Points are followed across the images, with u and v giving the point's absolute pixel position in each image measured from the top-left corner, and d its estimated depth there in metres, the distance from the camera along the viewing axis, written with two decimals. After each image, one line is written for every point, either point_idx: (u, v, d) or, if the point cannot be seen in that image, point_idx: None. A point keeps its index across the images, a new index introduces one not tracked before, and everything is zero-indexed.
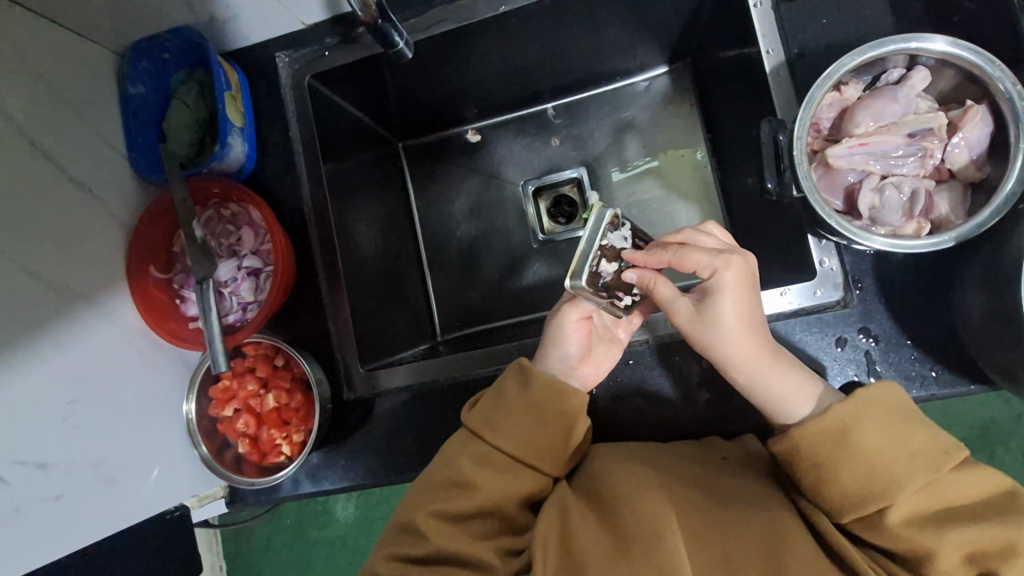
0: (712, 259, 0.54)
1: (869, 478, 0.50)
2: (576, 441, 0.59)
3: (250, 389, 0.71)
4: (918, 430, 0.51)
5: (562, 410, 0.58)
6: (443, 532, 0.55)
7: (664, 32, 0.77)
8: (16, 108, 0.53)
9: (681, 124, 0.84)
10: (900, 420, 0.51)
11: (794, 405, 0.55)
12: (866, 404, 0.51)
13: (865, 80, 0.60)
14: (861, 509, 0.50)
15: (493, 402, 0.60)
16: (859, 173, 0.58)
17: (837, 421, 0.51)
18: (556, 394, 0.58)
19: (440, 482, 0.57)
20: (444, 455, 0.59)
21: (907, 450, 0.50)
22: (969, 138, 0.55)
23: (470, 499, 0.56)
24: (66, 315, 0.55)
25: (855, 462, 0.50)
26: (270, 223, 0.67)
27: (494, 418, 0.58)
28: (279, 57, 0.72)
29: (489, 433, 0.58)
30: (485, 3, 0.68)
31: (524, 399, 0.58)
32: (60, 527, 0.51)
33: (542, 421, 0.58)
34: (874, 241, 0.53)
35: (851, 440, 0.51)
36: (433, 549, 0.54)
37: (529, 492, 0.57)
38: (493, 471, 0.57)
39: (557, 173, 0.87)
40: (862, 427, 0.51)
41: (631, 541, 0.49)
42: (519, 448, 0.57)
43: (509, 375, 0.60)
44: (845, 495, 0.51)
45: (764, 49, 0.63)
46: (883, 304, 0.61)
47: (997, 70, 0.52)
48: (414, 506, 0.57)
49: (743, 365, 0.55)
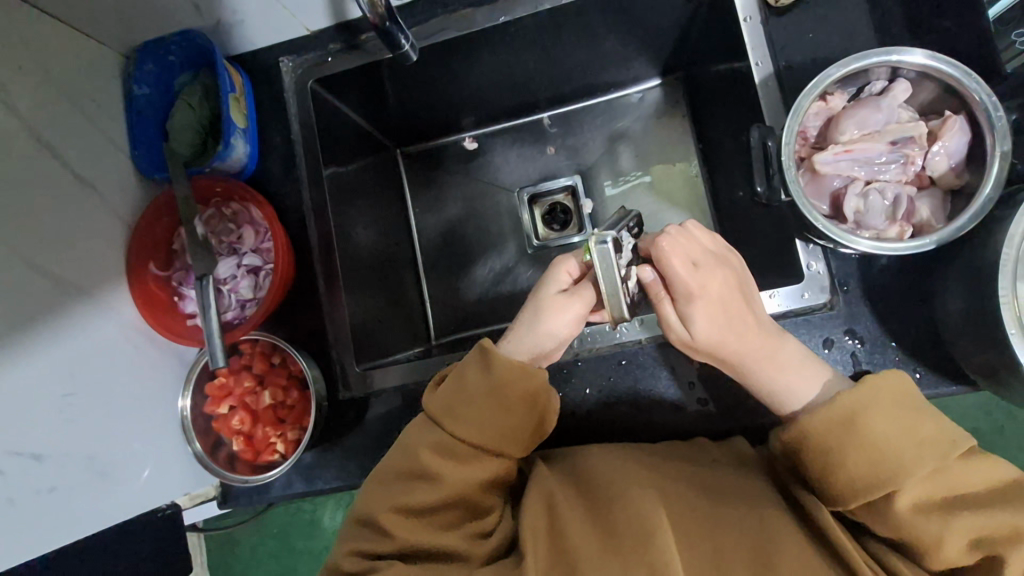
0: (689, 278, 0.53)
1: (877, 464, 0.51)
2: (530, 420, 0.58)
3: (246, 385, 0.71)
4: (925, 419, 0.52)
5: (521, 391, 0.57)
6: (408, 526, 0.55)
7: (657, 46, 0.80)
8: (23, 103, 0.54)
9: (672, 136, 0.87)
10: (907, 408, 0.52)
11: (790, 402, 0.56)
12: (874, 394, 0.52)
13: (849, 91, 0.62)
14: (866, 495, 0.51)
15: (454, 386, 0.58)
16: (844, 179, 0.61)
17: (844, 407, 0.52)
18: (519, 373, 0.57)
19: (402, 474, 0.57)
20: (405, 443, 0.59)
21: (915, 439, 0.51)
22: (949, 146, 0.57)
23: (432, 491, 0.56)
24: (65, 308, 0.56)
25: (860, 449, 0.51)
26: (272, 222, 0.68)
27: (453, 403, 0.58)
28: (285, 61, 0.74)
29: (445, 418, 0.57)
30: (485, 14, 0.70)
31: (484, 383, 0.57)
32: (51, 519, 0.51)
33: (499, 403, 0.57)
34: (859, 244, 0.55)
35: (861, 426, 0.52)
36: (398, 547, 0.55)
37: (491, 478, 0.58)
38: (450, 458, 0.57)
39: (551, 181, 0.89)
40: (869, 414, 0.52)
41: (621, 534, 0.50)
42: (477, 432, 0.57)
43: (472, 359, 0.59)
44: (850, 481, 0.52)
45: (753, 62, 0.66)
46: (868, 307, 0.63)
47: (973, 82, 0.55)
48: (377, 500, 0.57)
49: (732, 367, 0.57)
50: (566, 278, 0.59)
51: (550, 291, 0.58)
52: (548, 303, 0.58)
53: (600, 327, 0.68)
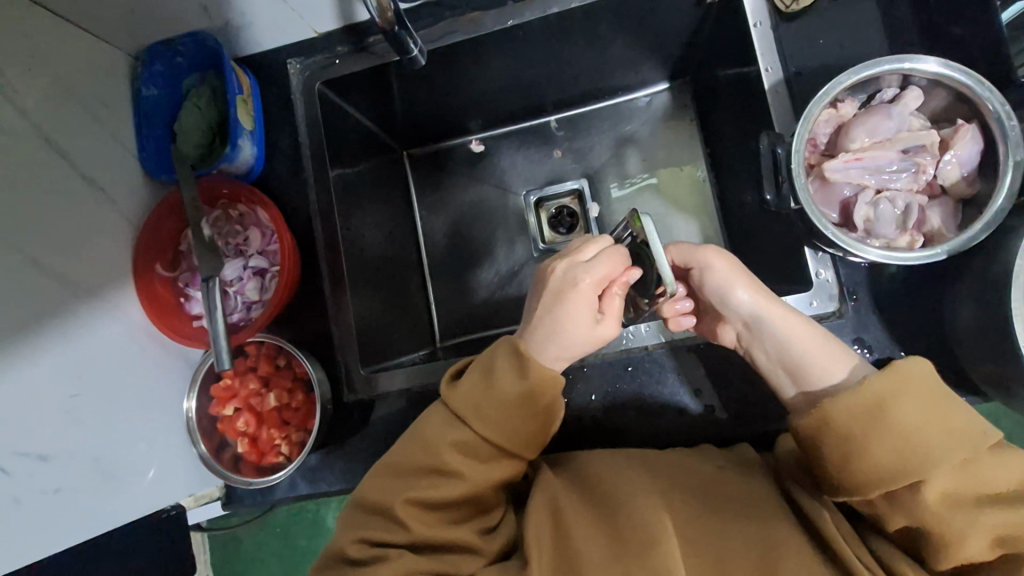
0: None
1: (904, 453, 0.49)
2: (551, 428, 0.59)
3: (251, 388, 0.71)
4: (958, 410, 0.49)
5: (546, 402, 0.57)
6: (422, 518, 0.55)
7: (666, 50, 0.80)
8: (32, 105, 0.54)
9: (680, 140, 0.87)
10: (938, 397, 0.50)
11: (825, 369, 0.55)
12: (903, 381, 0.50)
13: (860, 98, 0.62)
14: (889, 484, 0.50)
15: (481, 385, 0.57)
16: (854, 188, 0.60)
17: (871, 394, 0.50)
18: (546, 385, 0.56)
19: (419, 468, 0.57)
20: (424, 437, 0.57)
21: (947, 429, 0.49)
22: (960, 155, 0.57)
23: (448, 486, 0.56)
24: (73, 308, 0.56)
25: (887, 435, 0.50)
26: (278, 223, 0.68)
27: (479, 405, 0.56)
28: (290, 64, 0.74)
29: (471, 419, 0.56)
30: (493, 17, 0.70)
31: (515, 389, 0.56)
32: (57, 520, 0.51)
33: (526, 411, 0.57)
34: (868, 253, 0.55)
35: (887, 414, 0.50)
36: (411, 538, 0.54)
37: (505, 477, 0.58)
38: (472, 457, 0.57)
39: (559, 184, 0.89)
40: (899, 401, 0.50)
41: (626, 545, 0.50)
42: (501, 436, 0.56)
43: (503, 358, 0.57)
44: (873, 471, 0.50)
45: (764, 67, 0.65)
46: (877, 315, 0.62)
47: (986, 90, 0.55)
48: (390, 492, 0.56)
49: (767, 308, 0.58)
50: (591, 300, 0.55)
51: (585, 325, 0.56)
52: (582, 331, 0.56)
53: None
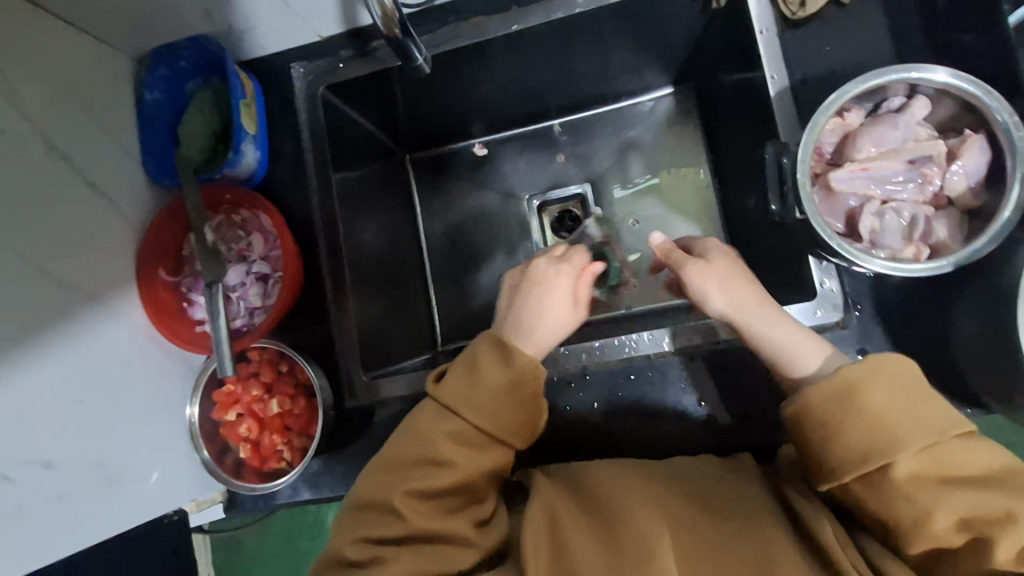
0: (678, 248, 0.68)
1: (871, 434, 0.49)
2: (539, 418, 0.60)
3: (254, 393, 0.72)
4: (925, 394, 0.49)
5: (535, 389, 0.58)
6: (418, 508, 0.54)
7: (670, 55, 0.79)
8: (36, 111, 0.54)
9: (683, 145, 0.86)
10: (908, 381, 0.50)
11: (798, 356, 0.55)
12: (875, 367, 0.51)
13: (866, 107, 0.61)
14: (859, 467, 0.49)
15: (467, 375, 0.58)
16: (860, 199, 0.60)
17: (843, 379, 0.51)
18: (531, 372, 0.58)
19: (410, 460, 0.56)
20: (414, 429, 0.58)
21: (914, 413, 0.48)
22: (967, 166, 0.56)
23: (442, 476, 0.55)
24: (76, 315, 0.56)
25: (856, 416, 0.49)
26: (281, 229, 0.68)
27: (469, 395, 0.57)
28: (296, 67, 0.74)
29: (461, 408, 0.57)
30: (497, 22, 0.70)
31: (502, 376, 0.57)
32: (61, 526, 0.51)
33: (514, 397, 0.58)
34: (873, 263, 0.54)
35: (859, 398, 0.50)
36: (408, 530, 0.53)
37: (496, 466, 0.58)
38: (466, 446, 0.56)
39: (562, 188, 0.89)
40: (868, 386, 0.50)
41: (624, 549, 0.50)
42: (493, 424, 0.57)
43: (484, 350, 0.59)
44: (845, 455, 0.50)
45: (769, 75, 0.65)
46: (880, 325, 0.62)
47: (995, 100, 0.54)
48: (385, 486, 0.55)
49: (742, 303, 0.58)
50: (568, 284, 0.64)
51: (563, 311, 0.63)
52: (561, 313, 0.62)
53: (609, 340, 0.67)
